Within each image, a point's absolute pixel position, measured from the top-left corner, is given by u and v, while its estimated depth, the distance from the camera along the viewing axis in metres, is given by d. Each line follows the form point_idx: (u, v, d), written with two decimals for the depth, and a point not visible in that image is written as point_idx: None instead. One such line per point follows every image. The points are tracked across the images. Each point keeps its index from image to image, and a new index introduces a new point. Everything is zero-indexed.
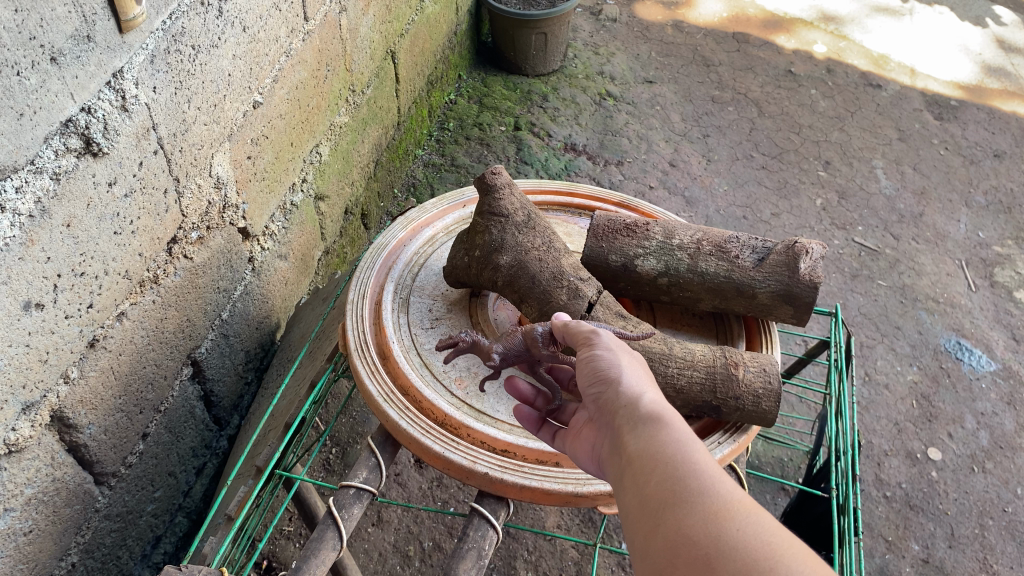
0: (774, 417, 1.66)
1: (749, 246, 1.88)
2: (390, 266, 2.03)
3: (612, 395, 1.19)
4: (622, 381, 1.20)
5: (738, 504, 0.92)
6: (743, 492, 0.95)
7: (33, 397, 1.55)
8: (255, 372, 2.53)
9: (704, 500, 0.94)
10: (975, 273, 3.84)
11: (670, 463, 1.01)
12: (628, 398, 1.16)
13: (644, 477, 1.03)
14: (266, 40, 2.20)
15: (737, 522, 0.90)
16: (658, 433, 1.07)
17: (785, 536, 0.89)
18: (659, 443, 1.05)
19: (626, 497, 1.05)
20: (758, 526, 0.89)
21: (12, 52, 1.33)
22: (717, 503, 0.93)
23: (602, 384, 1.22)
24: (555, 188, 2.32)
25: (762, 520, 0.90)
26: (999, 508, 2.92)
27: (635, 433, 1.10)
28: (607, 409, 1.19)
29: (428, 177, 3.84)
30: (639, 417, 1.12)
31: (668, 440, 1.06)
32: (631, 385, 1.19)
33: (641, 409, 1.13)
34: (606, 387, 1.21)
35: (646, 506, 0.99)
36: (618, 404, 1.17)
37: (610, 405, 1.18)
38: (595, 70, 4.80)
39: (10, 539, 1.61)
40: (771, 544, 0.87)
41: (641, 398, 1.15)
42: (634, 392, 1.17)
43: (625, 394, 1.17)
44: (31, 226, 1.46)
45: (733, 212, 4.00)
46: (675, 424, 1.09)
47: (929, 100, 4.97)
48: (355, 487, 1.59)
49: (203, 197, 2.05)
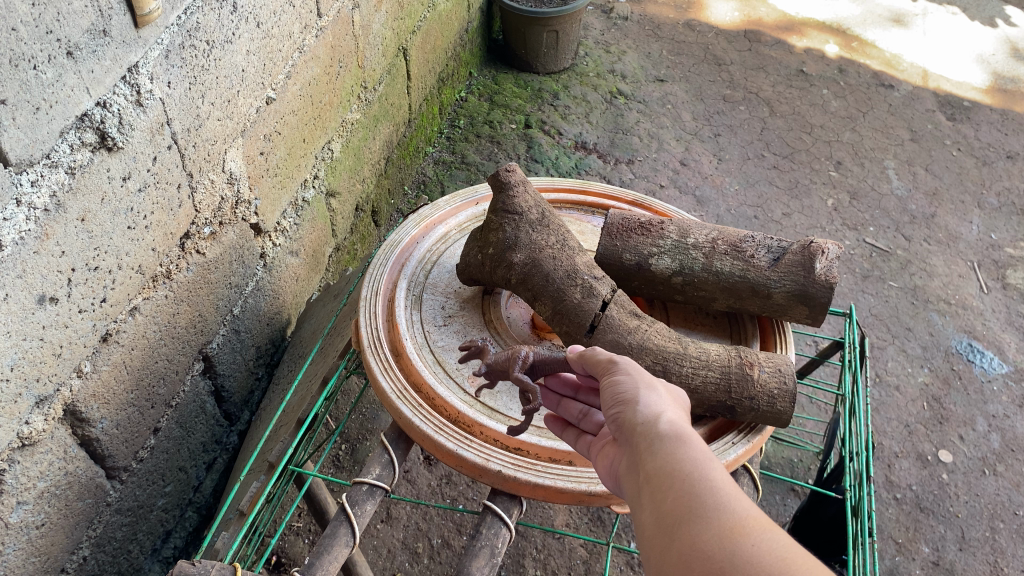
0: (788, 417, 1.64)
1: (765, 245, 1.87)
2: (403, 263, 2.02)
3: (630, 413, 1.18)
4: (641, 401, 1.19)
5: (753, 521, 0.92)
6: (758, 509, 0.94)
7: (46, 391, 1.56)
8: (265, 368, 2.54)
9: (720, 515, 0.93)
10: (988, 274, 3.81)
11: (686, 480, 1.00)
12: (646, 417, 1.15)
13: (661, 494, 1.02)
14: (280, 35, 2.20)
15: (753, 538, 0.89)
16: (676, 451, 1.06)
17: (802, 553, 0.88)
18: (677, 461, 1.04)
19: (643, 514, 1.04)
20: (773, 542, 0.88)
21: (28, 46, 1.33)
22: (733, 519, 0.92)
23: (621, 403, 1.21)
24: (568, 186, 2.31)
25: (778, 536, 0.89)
26: (1010, 511, 2.89)
27: (652, 450, 1.09)
28: (624, 426, 1.17)
29: (439, 175, 3.83)
30: (657, 435, 1.11)
31: (685, 457, 1.04)
32: (650, 405, 1.18)
33: (659, 428, 1.12)
34: (624, 406, 1.20)
35: (662, 524, 0.98)
36: (636, 422, 1.15)
37: (628, 423, 1.17)
38: (605, 68, 4.79)
39: (22, 532, 1.61)
40: (787, 559, 0.86)
41: (660, 418, 1.14)
42: (652, 412, 1.16)
43: (643, 414, 1.16)
44: (46, 220, 1.46)
45: (744, 212, 3.98)
46: (694, 443, 1.08)
47: (942, 100, 4.94)
48: (368, 484, 1.58)
49: (216, 192, 2.05)
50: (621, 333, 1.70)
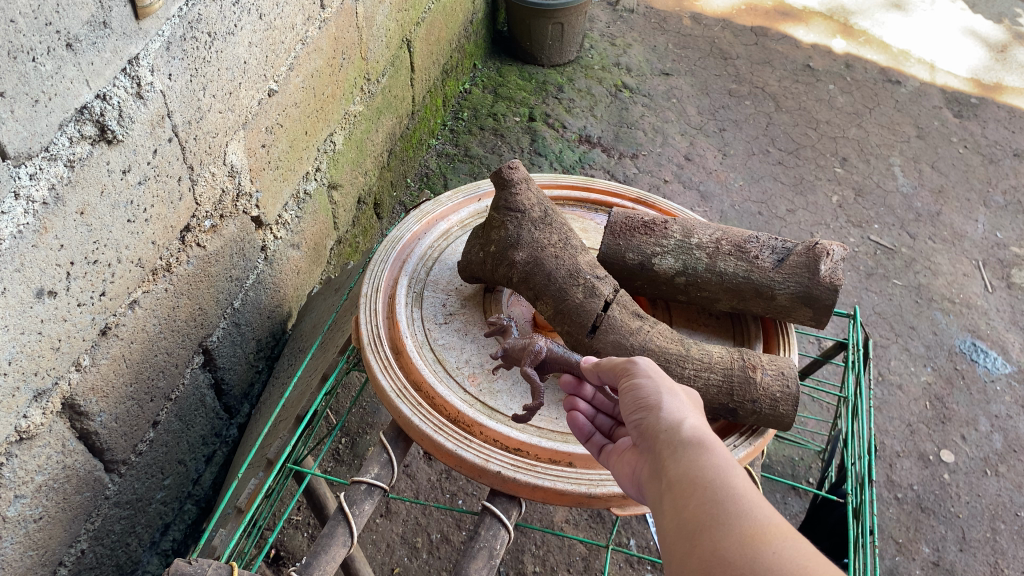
0: (791, 421, 1.63)
1: (770, 246, 1.86)
2: (404, 260, 2.01)
3: (653, 420, 1.17)
4: (663, 407, 1.18)
5: (775, 529, 0.91)
6: (781, 518, 0.93)
7: (44, 384, 1.55)
8: (266, 361, 2.53)
9: (741, 522, 0.92)
10: (993, 274, 3.78)
11: (709, 487, 0.99)
12: (669, 424, 1.14)
13: (683, 501, 1.01)
14: (283, 27, 2.18)
15: (774, 545, 0.88)
16: (698, 458, 1.05)
17: (824, 563, 0.86)
18: (699, 467, 1.03)
19: (665, 522, 1.03)
20: (795, 551, 0.87)
21: (27, 37, 1.31)
22: (754, 526, 0.91)
23: (642, 410, 1.20)
24: (571, 183, 2.29)
25: (800, 546, 0.88)
26: (1012, 512, 2.88)
27: (675, 456, 1.08)
28: (648, 433, 1.16)
29: (441, 168, 3.81)
30: (680, 442, 1.10)
31: (708, 464, 1.03)
32: (672, 411, 1.17)
33: (682, 434, 1.11)
34: (645, 413, 1.19)
35: (683, 530, 0.97)
36: (659, 429, 1.14)
37: (651, 429, 1.16)
38: (611, 61, 4.75)
39: (20, 525, 1.61)
40: (807, 567, 0.84)
41: (683, 424, 1.13)
42: (675, 418, 1.15)
43: (665, 420, 1.15)
44: (45, 213, 1.45)
45: (749, 208, 3.95)
46: (717, 449, 1.06)
47: (950, 97, 4.89)
48: (367, 484, 1.58)
49: (217, 185, 2.04)
50: (624, 334, 1.69)
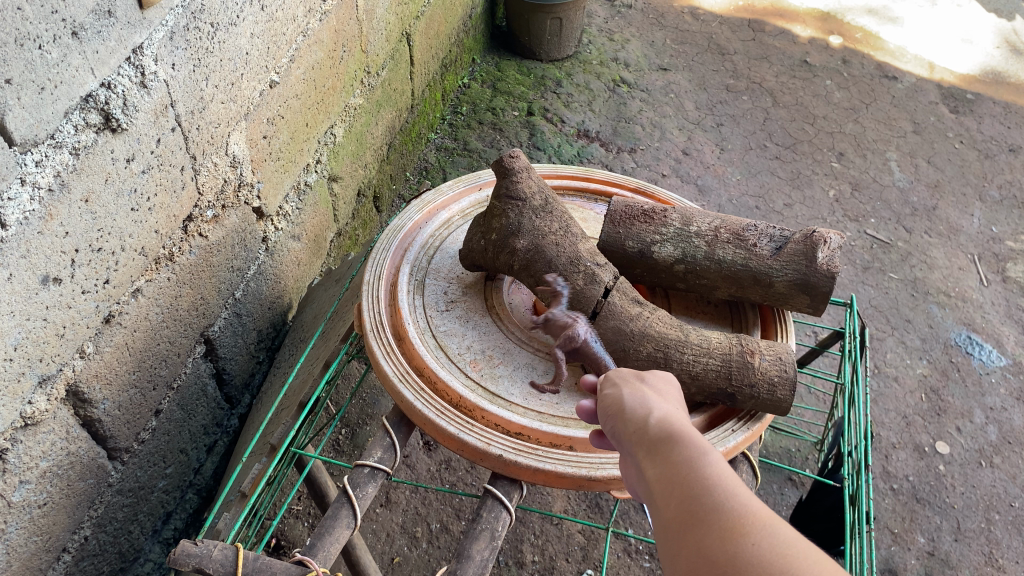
0: (788, 406, 1.65)
1: (767, 234, 1.88)
2: (406, 248, 2.03)
3: (624, 422, 1.18)
4: (634, 407, 1.19)
5: (752, 517, 0.92)
6: (759, 502, 0.95)
7: (49, 370, 1.57)
8: (267, 352, 2.55)
9: (720, 517, 0.94)
10: (988, 267, 3.82)
11: (686, 485, 1.01)
12: (640, 423, 1.15)
13: (665, 503, 1.02)
14: (284, 19, 2.19)
15: (754, 536, 0.90)
16: (673, 454, 1.07)
17: (803, 544, 0.88)
18: (675, 465, 1.05)
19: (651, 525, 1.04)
20: (773, 538, 0.89)
21: (33, 25, 1.32)
22: (732, 518, 0.93)
23: (614, 414, 1.21)
24: (571, 173, 2.32)
25: (778, 531, 0.89)
26: (1006, 502, 2.91)
27: (651, 457, 1.09)
28: (622, 436, 1.17)
29: (441, 161, 3.83)
30: (653, 439, 1.11)
31: (682, 459, 1.05)
32: (642, 407, 1.18)
33: (654, 431, 1.12)
34: (618, 417, 1.20)
35: (668, 532, 0.99)
36: (632, 431, 1.15)
37: (625, 432, 1.17)
38: (608, 56, 4.78)
39: (25, 511, 1.62)
40: (788, 555, 0.86)
41: (654, 419, 1.14)
42: (646, 415, 1.16)
43: (636, 420, 1.16)
44: (51, 200, 1.46)
45: (746, 202, 3.98)
46: (689, 441, 1.08)
47: (946, 92, 4.93)
48: (370, 467, 1.60)
49: (219, 175, 2.05)
50: (624, 320, 1.71)
